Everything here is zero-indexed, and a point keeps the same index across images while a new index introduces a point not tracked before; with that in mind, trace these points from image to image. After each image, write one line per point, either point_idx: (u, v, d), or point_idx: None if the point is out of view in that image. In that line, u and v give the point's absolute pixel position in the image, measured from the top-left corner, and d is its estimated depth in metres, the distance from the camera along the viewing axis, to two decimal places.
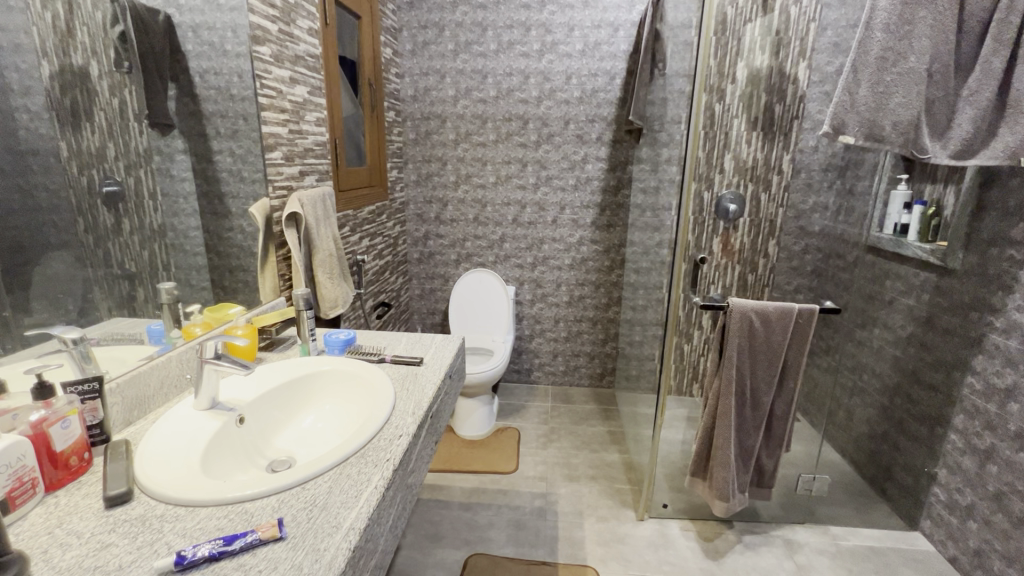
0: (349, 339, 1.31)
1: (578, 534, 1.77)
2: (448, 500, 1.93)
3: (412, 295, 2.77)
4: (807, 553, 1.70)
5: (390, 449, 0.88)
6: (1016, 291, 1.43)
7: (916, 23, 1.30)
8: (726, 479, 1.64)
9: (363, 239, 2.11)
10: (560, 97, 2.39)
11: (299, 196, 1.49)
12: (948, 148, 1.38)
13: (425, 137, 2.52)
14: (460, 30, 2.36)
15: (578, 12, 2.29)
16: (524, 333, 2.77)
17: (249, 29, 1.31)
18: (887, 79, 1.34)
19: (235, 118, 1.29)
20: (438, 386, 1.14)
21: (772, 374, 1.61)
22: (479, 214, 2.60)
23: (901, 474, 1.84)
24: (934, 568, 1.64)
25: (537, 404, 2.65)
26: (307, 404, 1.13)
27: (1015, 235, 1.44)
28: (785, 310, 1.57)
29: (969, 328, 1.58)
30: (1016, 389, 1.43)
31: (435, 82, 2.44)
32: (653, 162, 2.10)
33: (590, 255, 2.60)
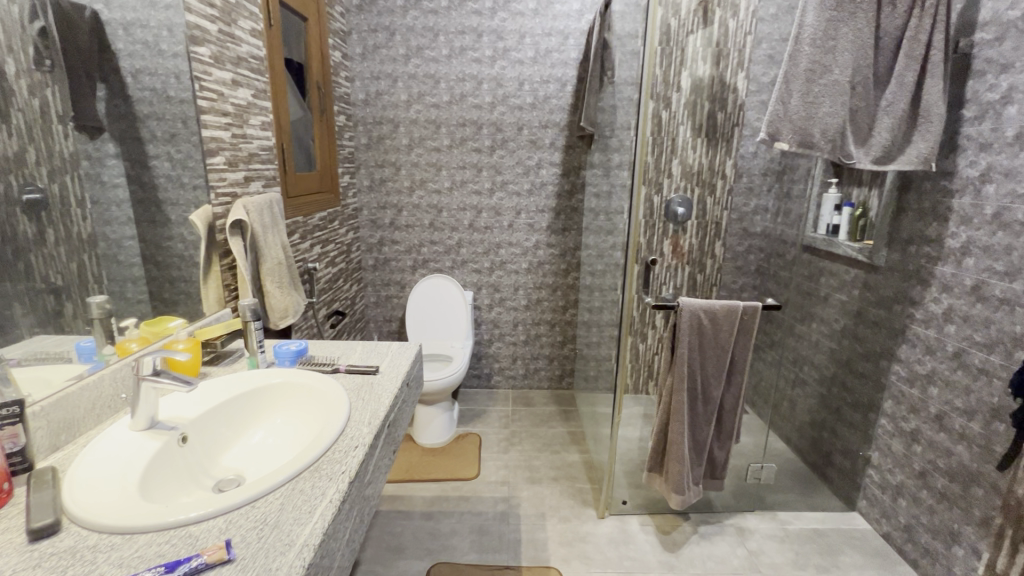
0: (301, 350, 1.26)
1: (541, 535, 1.78)
2: (409, 510, 1.89)
3: (368, 303, 2.71)
4: (757, 539, 1.78)
5: (346, 461, 0.86)
6: (932, 285, 1.56)
7: (839, 38, 1.41)
8: (681, 472, 1.71)
9: (313, 246, 2.04)
10: (513, 102, 2.42)
11: (244, 203, 1.43)
12: (871, 154, 1.49)
13: (377, 142, 2.48)
14: (411, 34, 2.34)
15: (529, 20, 2.33)
16: (483, 338, 2.76)
17: (186, 29, 1.25)
18: (815, 90, 1.43)
19: (173, 121, 1.22)
20: (396, 395, 1.12)
21: (720, 370, 1.68)
22: (435, 219, 2.58)
23: (840, 459, 1.96)
24: (871, 545, 1.75)
25: (497, 409, 2.65)
26: (257, 419, 1.09)
27: (930, 233, 1.57)
28: (732, 307, 1.64)
29: (893, 320, 1.70)
30: (935, 374, 1.56)
31: (386, 86, 2.41)
32: (604, 166, 2.15)
33: (546, 259, 2.64)
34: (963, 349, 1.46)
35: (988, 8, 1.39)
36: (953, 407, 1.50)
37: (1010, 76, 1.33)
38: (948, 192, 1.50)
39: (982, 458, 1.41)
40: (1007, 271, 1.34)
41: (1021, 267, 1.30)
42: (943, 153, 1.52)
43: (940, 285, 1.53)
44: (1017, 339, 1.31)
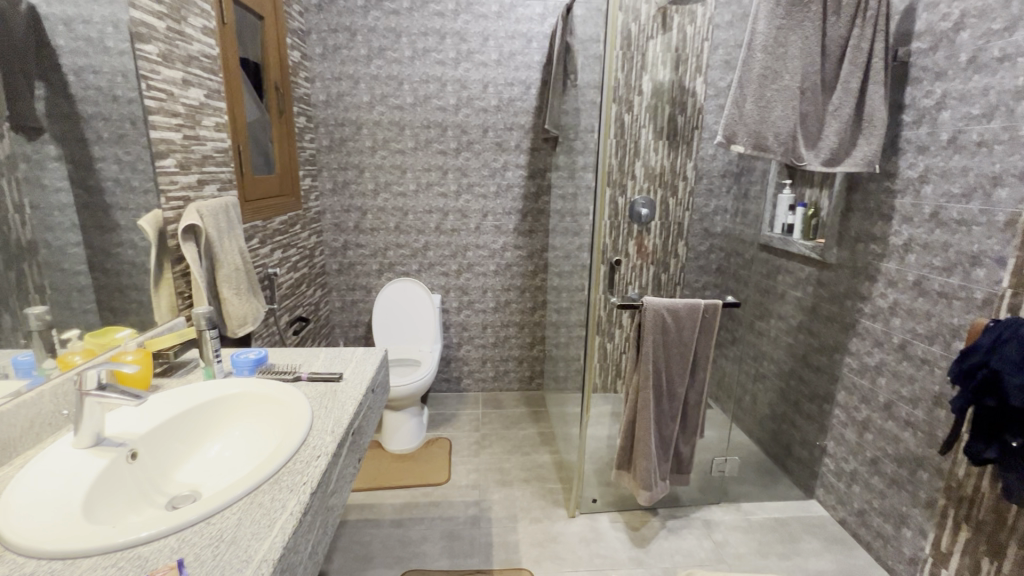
0: (261, 359, 1.22)
1: (512, 537, 1.78)
2: (378, 519, 1.86)
3: (332, 308, 2.66)
4: (722, 531, 1.83)
5: (307, 471, 0.84)
6: (879, 280, 1.64)
7: (789, 45, 1.47)
8: (648, 469, 1.74)
9: (274, 251, 1.98)
10: (478, 105, 2.42)
11: (197, 207, 1.37)
12: (820, 156, 1.55)
13: (339, 144, 2.43)
14: (373, 35, 2.31)
15: (492, 22, 2.33)
16: (452, 341, 2.75)
17: (132, 25, 1.20)
18: (767, 95, 1.49)
19: (120, 122, 1.17)
20: (360, 401, 1.10)
21: (684, 367, 1.73)
22: (400, 222, 2.55)
23: (798, 449, 2.04)
24: (829, 531, 1.83)
25: (467, 413, 2.63)
26: (213, 431, 1.05)
27: (875, 232, 1.65)
28: (694, 306, 1.69)
29: (845, 315, 1.78)
30: (883, 365, 1.64)
31: (348, 88, 2.36)
32: (569, 168, 2.17)
33: (513, 261, 2.64)
34: (907, 341, 1.54)
35: (923, 19, 1.47)
36: (900, 396, 1.58)
37: (944, 83, 1.41)
38: (891, 192, 1.59)
39: (927, 444, 1.49)
40: (944, 266, 1.42)
41: (957, 263, 1.39)
42: (886, 155, 1.60)
43: (885, 280, 1.62)
44: (956, 330, 1.39)
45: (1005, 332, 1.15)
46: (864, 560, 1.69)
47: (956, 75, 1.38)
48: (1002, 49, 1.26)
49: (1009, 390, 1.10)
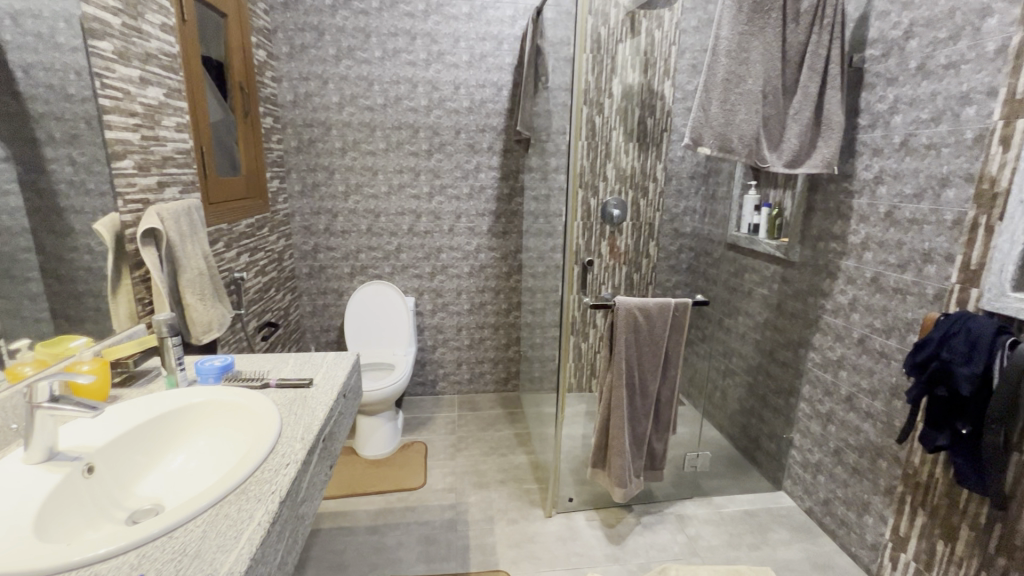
0: (226, 366, 1.18)
1: (489, 539, 1.77)
2: (353, 526, 1.83)
3: (303, 313, 2.60)
4: (695, 524, 1.87)
5: (276, 480, 0.82)
6: (839, 277, 1.71)
7: (751, 51, 1.51)
8: (622, 466, 1.76)
9: (240, 254, 1.93)
10: (450, 106, 2.41)
11: (158, 210, 1.32)
12: (782, 158, 1.60)
13: (308, 145, 2.39)
14: (342, 35, 2.27)
15: (462, 24, 2.32)
16: (426, 344, 2.73)
17: (84, 21, 1.15)
18: (732, 99, 1.53)
19: (74, 121, 1.12)
20: (331, 407, 1.08)
21: (656, 365, 1.76)
22: (372, 224, 2.52)
23: (766, 442, 2.10)
24: (796, 520, 1.88)
25: (443, 415, 2.62)
26: (177, 442, 1.01)
27: (835, 231, 1.72)
28: (664, 305, 1.72)
29: (808, 311, 1.85)
30: (844, 359, 1.70)
31: (316, 88, 2.32)
32: (541, 170, 2.18)
33: (487, 262, 2.64)
34: (866, 335, 1.61)
35: (875, 28, 1.54)
36: (860, 389, 1.64)
37: (895, 88, 1.48)
38: (850, 192, 1.65)
39: (885, 433, 1.55)
40: (899, 263, 1.49)
41: (910, 260, 1.45)
42: (843, 157, 1.67)
43: (845, 278, 1.68)
44: (910, 324, 1.46)
45: (954, 325, 1.21)
46: (830, 548, 1.75)
47: (907, 81, 1.44)
48: (948, 57, 1.33)
49: (959, 380, 1.16)
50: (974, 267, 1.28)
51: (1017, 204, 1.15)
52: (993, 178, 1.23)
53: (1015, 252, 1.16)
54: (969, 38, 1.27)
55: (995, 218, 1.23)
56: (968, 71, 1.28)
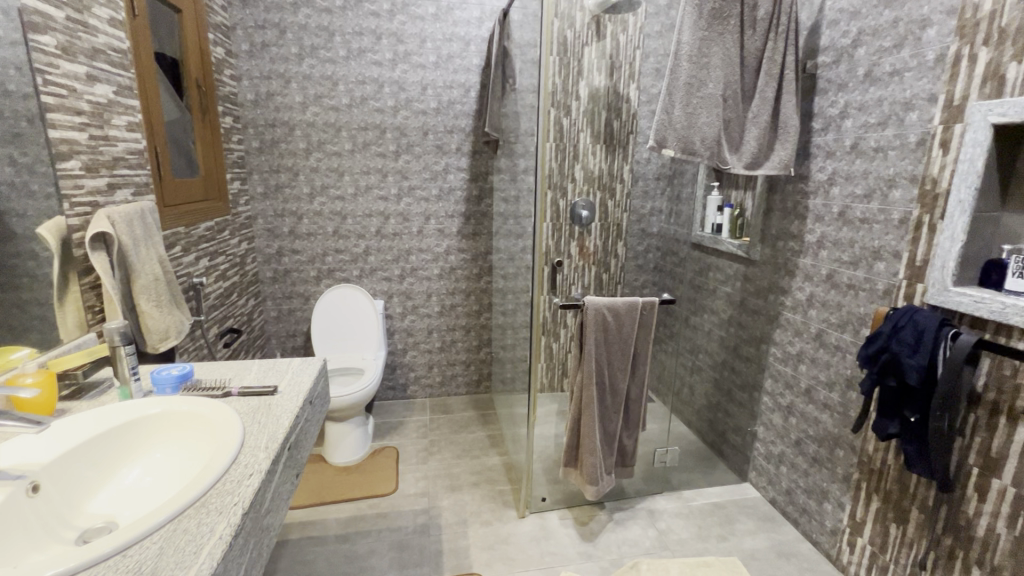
0: (184, 375, 1.14)
1: (462, 543, 1.76)
2: (321, 536, 1.78)
3: (267, 318, 2.53)
4: (665, 519, 1.91)
5: (238, 491, 0.79)
6: (797, 275, 1.77)
7: (711, 56, 1.56)
8: (594, 464, 1.79)
9: (199, 259, 1.86)
10: (417, 107, 2.39)
11: (108, 213, 1.26)
12: (742, 160, 1.65)
13: (271, 146, 2.32)
14: (304, 33, 2.22)
15: (429, 24, 2.31)
16: (397, 347, 2.69)
17: (24, 13, 1.08)
18: (694, 102, 1.57)
19: (15, 119, 1.05)
20: (296, 414, 1.05)
21: (625, 362, 1.79)
22: (339, 226, 2.47)
23: (732, 436, 2.16)
24: (761, 510, 1.95)
25: (415, 419, 2.59)
26: (130, 456, 0.96)
27: (792, 230, 1.78)
28: (632, 304, 1.75)
29: (769, 308, 1.91)
30: (802, 353, 1.77)
31: (279, 87, 2.26)
32: (510, 171, 2.19)
33: (457, 264, 2.63)
34: (823, 330, 1.68)
35: (827, 36, 1.61)
36: (818, 381, 1.71)
37: (846, 94, 1.55)
38: (805, 193, 1.72)
39: (842, 423, 1.62)
40: (852, 261, 1.56)
41: (862, 257, 1.52)
42: (799, 160, 1.74)
43: (803, 275, 1.75)
44: (862, 318, 1.53)
45: (902, 319, 1.28)
46: (792, 536, 1.82)
47: (856, 87, 1.51)
48: (893, 65, 1.40)
49: (907, 370, 1.22)
50: (919, 264, 1.36)
51: (956, 203, 1.21)
52: (936, 179, 1.31)
53: (955, 249, 1.22)
54: (911, 47, 1.35)
55: (937, 217, 1.30)
56: (911, 78, 1.35)
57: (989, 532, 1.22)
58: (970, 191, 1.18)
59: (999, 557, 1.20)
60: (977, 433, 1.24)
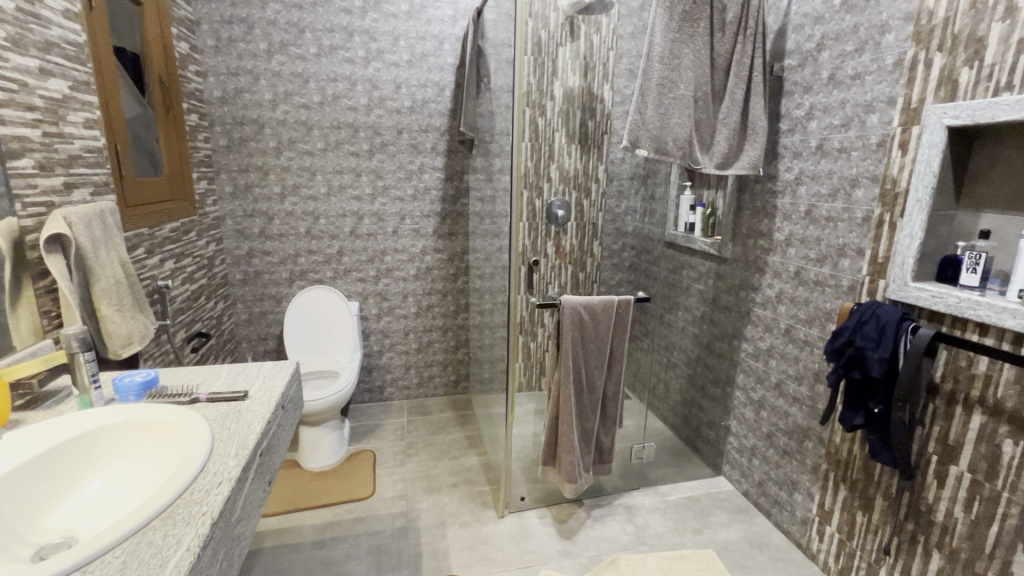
0: (149, 381, 1.09)
1: (441, 545, 1.75)
2: (297, 542, 1.74)
3: (238, 321, 2.46)
4: (643, 514, 1.93)
5: (207, 500, 0.77)
6: (767, 272, 1.82)
7: (682, 58, 1.58)
8: (572, 462, 1.81)
9: (164, 261, 1.80)
10: (391, 106, 2.36)
11: (64, 213, 1.20)
12: (713, 160, 1.69)
13: (239, 144, 2.26)
14: (273, 29, 2.17)
15: (402, 22, 2.28)
16: (373, 349, 2.66)
17: None
18: (666, 103, 1.59)
19: None
20: (268, 419, 1.03)
21: (601, 361, 1.80)
22: (312, 227, 2.42)
23: (706, 430, 2.20)
24: (734, 503, 1.99)
25: (392, 422, 2.56)
26: (89, 469, 0.92)
27: (761, 228, 1.83)
28: (608, 302, 1.77)
29: (740, 304, 1.96)
30: (772, 348, 1.82)
31: (247, 84, 2.20)
32: (486, 171, 2.18)
33: (434, 264, 2.61)
34: (791, 325, 1.73)
35: (792, 40, 1.66)
36: (787, 375, 1.76)
37: (811, 96, 1.60)
38: (773, 193, 1.77)
39: (811, 416, 1.67)
40: (818, 258, 1.61)
41: (827, 254, 1.57)
42: (768, 160, 1.78)
43: (772, 272, 1.80)
44: (828, 313, 1.58)
45: (865, 314, 1.32)
46: (765, 526, 1.86)
47: (820, 90, 1.56)
48: (854, 68, 1.45)
49: (871, 363, 1.27)
50: (881, 261, 1.41)
51: (914, 202, 1.26)
52: (895, 179, 1.36)
53: (914, 246, 1.27)
54: (871, 52, 1.40)
55: (897, 215, 1.36)
56: (872, 81, 1.40)
57: (947, 516, 1.28)
58: (927, 190, 1.24)
59: (956, 540, 1.26)
60: (935, 422, 1.29)
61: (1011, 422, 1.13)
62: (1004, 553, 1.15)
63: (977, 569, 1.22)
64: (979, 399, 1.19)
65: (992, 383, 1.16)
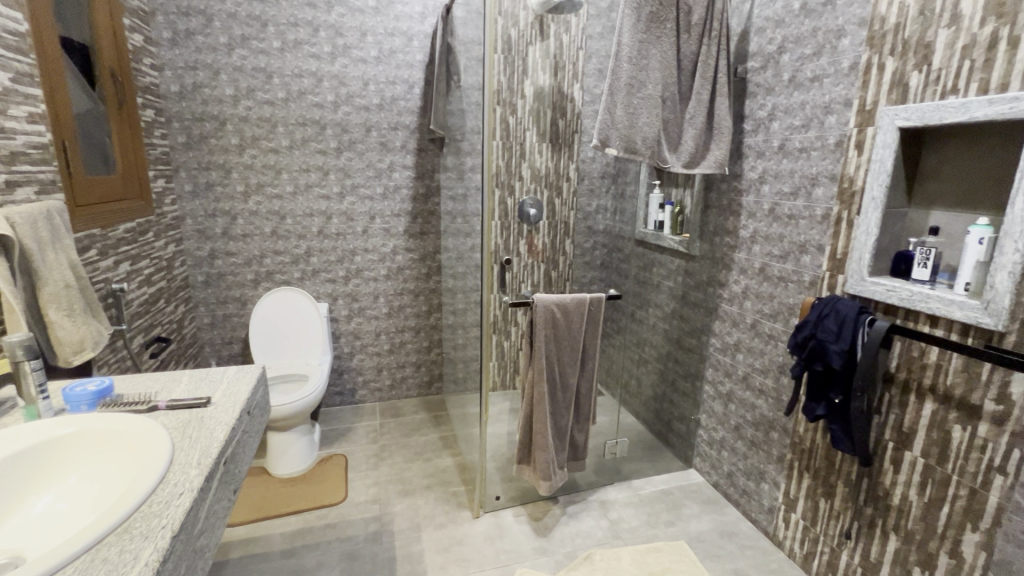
0: (104, 390, 1.04)
1: (416, 548, 1.73)
2: (266, 552, 1.69)
3: (200, 325, 2.37)
4: (617, 508, 1.96)
5: (168, 512, 0.74)
6: (733, 268, 1.87)
7: (650, 58, 1.61)
8: (546, 460, 1.82)
9: (119, 262, 1.72)
10: (359, 102, 2.31)
11: (7, 213, 1.13)
12: (681, 159, 1.72)
13: (199, 141, 2.18)
14: (233, 22, 2.10)
15: (369, 18, 2.24)
16: (343, 351, 2.60)
17: None
18: (634, 103, 1.62)
19: None
20: (233, 426, 0.99)
21: (574, 358, 1.82)
22: (278, 226, 2.35)
23: (677, 424, 2.25)
24: (705, 494, 2.04)
25: (364, 425, 2.51)
26: (40, 484, 0.87)
27: (728, 226, 1.88)
28: (580, 300, 1.78)
29: (708, 301, 2.01)
30: (739, 343, 1.87)
31: (206, 78, 2.12)
32: (457, 169, 2.16)
33: (405, 264, 2.58)
34: (757, 320, 1.78)
35: (755, 42, 1.70)
36: (754, 369, 1.81)
37: (773, 98, 1.65)
38: (738, 191, 1.82)
39: (776, 407, 1.72)
40: (781, 254, 1.66)
41: (790, 251, 1.63)
42: (733, 159, 1.83)
43: (738, 268, 1.85)
44: (791, 308, 1.63)
45: (826, 308, 1.37)
46: (734, 516, 1.92)
47: (782, 91, 1.61)
48: (813, 71, 1.50)
49: (831, 355, 1.32)
50: (840, 257, 1.46)
51: (870, 200, 1.32)
52: (852, 178, 1.41)
53: (870, 242, 1.33)
54: (829, 55, 1.45)
55: (854, 213, 1.41)
56: (829, 84, 1.45)
57: (903, 500, 1.34)
58: (881, 188, 1.29)
59: (911, 522, 1.32)
60: (891, 410, 1.35)
61: (960, 408, 1.19)
62: (954, 533, 1.22)
63: (930, 549, 1.28)
64: (930, 388, 1.26)
65: (941, 372, 1.23)
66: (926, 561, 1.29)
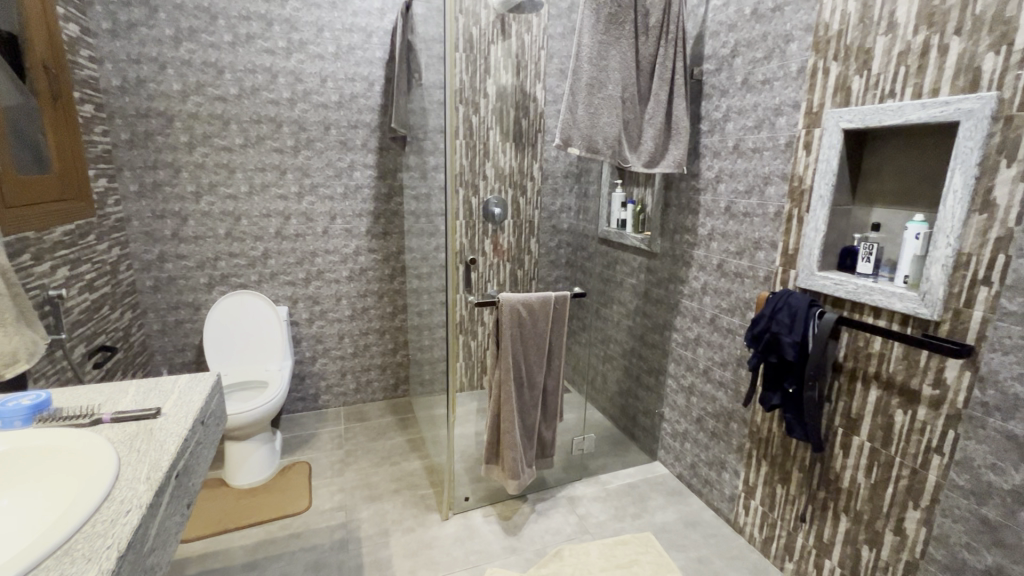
0: (39, 404, 0.96)
1: (384, 554, 1.70)
2: (225, 566, 1.63)
3: (149, 332, 2.26)
4: (585, 504, 1.98)
5: (113, 532, 0.69)
6: (693, 265, 1.93)
7: (609, 59, 1.63)
8: (515, 458, 1.82)
9: (56, 267, 1.61)
10: (316, 100, 2.25)
11: None
12: (641, 158, 1.75)
13: (144, 139, 2.07)
14: (180, 13, 2.00)
15: (326, 13, 2.18)
16: (304, 355, 2.53)
17: None
18: (595, 103, 1.64)
19: None
20: (185, 437, 0.94)
21: (541, 356, 1.83)
22: (233, 227, 2.26)
23: (642, 418, 2.30)
24: (669, 486, 2.09)
25: (328, 430, 2.45)
26: None
27: (687, 224, 1.94)
28: (545, 298, 1.80)
29: (670, 297, 2.06)
30: (699, 337, 1.92)
31: (151, 72, 2.02)
32: (420, 169, 2.13)
33: (368, 265, 2.53)
34: (716, 314, 1.83)
35: (709, 45, 1.76)
36: (713, 362, 1.87)
37: (727, 99, 1.70)
38: (696, 190, 1.88)
39: (735, 399, 1.79)
40: (737, 251, 1.72)
41: (745, 247, 1.69)
42: (691, 159, 1.88)
43: (698, 265, 1.90)
44: (748, 302, 1.69)
45: (779, 302, 1.43)
46: (697, 506, 1.97)
47: (735, 93, 1.67)
48: (764, 74, 1.56)
49: (785, 347, 1.37)
50: (792, 253, 1.52)
51: (818, 198, 1.39)
52: (801, 177, 1.48)
53: (819, 238, 1.40)
54: (778, 59, 1.51)
55: (804, 210, 1.47)
56: (779, 87, 1.51)
57: (852, 482, 1.41)
58: (828, 187, 1.36)
59: (860, 503, 1.40)
60: (840, 398, 1.42)
61: (901, 393, 1.27)
62: (898, 511, 1.29)
63: (877, 527, 1.35)
64: (875, 375, 1.33)
65: (885, 359, 1.30)
66: (874, 539, 1.36)
